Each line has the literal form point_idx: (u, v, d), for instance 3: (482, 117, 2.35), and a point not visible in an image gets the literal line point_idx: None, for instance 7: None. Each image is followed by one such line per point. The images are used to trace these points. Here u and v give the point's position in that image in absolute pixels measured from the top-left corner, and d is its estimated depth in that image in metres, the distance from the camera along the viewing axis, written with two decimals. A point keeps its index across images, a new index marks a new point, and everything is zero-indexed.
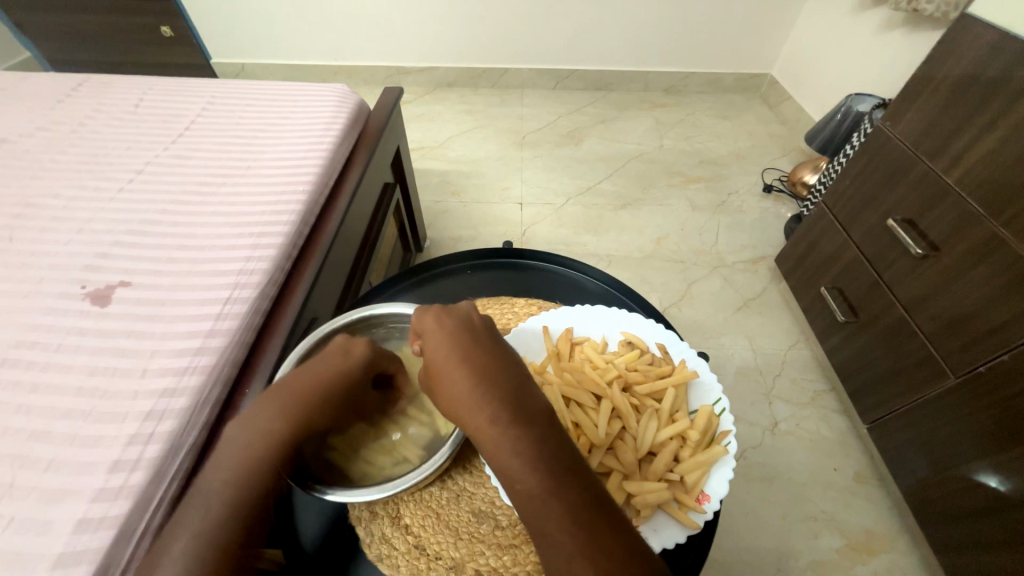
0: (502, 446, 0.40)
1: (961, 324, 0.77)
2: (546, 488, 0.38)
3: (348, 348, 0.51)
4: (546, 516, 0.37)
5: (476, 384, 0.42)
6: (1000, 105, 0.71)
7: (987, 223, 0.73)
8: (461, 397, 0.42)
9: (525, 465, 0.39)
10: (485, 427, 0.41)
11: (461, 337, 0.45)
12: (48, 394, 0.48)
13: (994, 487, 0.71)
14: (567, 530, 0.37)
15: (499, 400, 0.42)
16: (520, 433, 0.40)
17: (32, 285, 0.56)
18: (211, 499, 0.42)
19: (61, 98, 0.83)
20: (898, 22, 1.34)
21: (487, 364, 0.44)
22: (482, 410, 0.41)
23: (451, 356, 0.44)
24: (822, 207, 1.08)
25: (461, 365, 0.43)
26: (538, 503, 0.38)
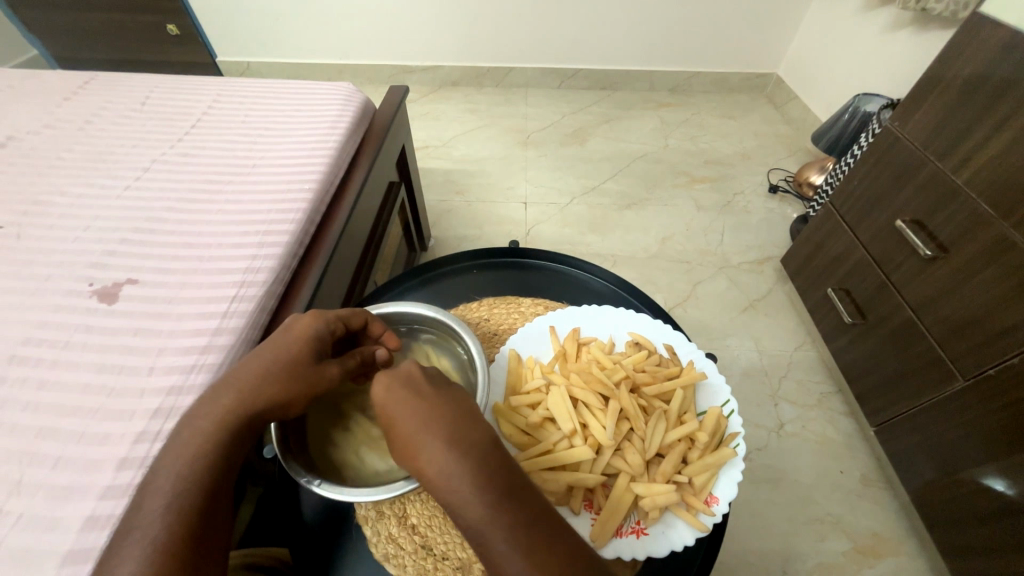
0: (447, 476, 0.39)
1: (970, 326, 0.76)
2: (495, 513, 0.37)
3: (290, 327, 0.48)
4: (496, 542, 0.37)
5: (421, 411, 0.42)
6: (1009, 106, 0.71)
7: (996, 224, 0.72)
8: (409, 426, 0.41)
9: (473, 492, 0.38)
10: (431, 456, 0.40)
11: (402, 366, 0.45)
12: (56, 392, 0.48)
13: (1001, 491, 0.71)
14: (518, 554, 0.36)
15: (442, 427, 0.41)
16: (466, 459, 0.39)
17: (40, 282, 0.56)
18: (166, 485, 0.40)
19: (68, 96, 0.83)
20: (906, 22, 1.34)
21: (429, 392, 0.43)
22: (427, 438, 0.40)
23: (396, 387, 0.43)
24: (829, 208, 1.07)
25: (406, 396, 0.43)
26: (486, 529, 0.37)
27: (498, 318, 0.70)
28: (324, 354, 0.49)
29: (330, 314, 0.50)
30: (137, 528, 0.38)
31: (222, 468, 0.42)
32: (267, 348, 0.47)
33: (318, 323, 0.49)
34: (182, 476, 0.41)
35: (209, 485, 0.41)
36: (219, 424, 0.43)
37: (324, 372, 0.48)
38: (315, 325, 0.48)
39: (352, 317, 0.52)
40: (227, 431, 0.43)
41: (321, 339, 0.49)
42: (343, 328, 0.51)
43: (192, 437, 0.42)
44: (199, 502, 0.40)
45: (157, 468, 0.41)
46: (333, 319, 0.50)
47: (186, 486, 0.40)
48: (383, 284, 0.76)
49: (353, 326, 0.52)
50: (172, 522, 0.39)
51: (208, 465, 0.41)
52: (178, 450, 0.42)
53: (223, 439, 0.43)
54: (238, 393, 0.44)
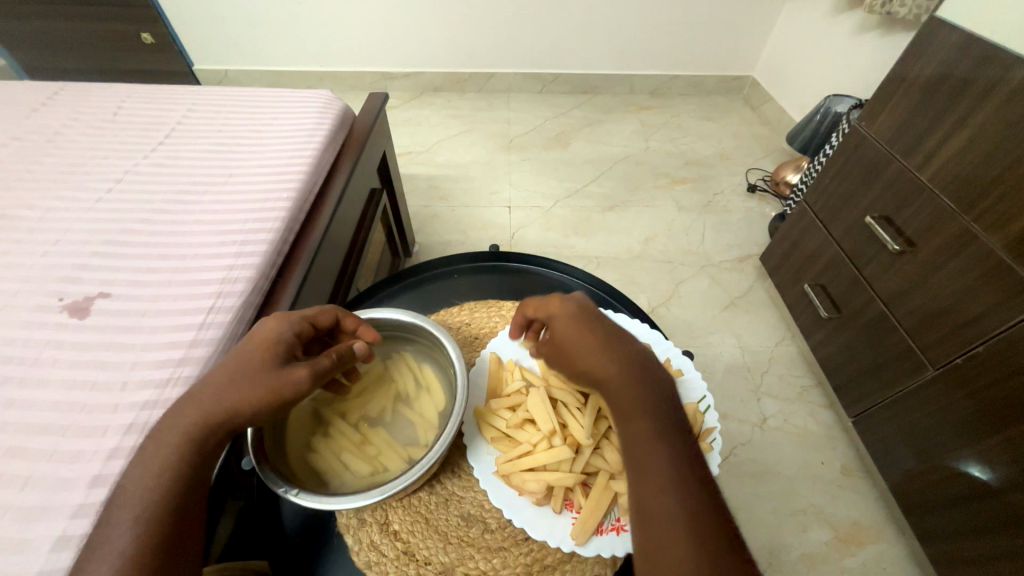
0: (626, 394, 0.44)
1: (938, 317, 0.78)
2: (661, 433, 0.42)
3: (257, 334, 0.48)
4: (653, 453, 0.41)
5: (607, 345, 0.47)
6: (967, 104, 0.73)
7: (959, 219, 0.74)
8: (591, 351, 0.46)
9: (648, 413, 0.43)
10: (614, 377, 0.45)
11: (589, 313, 0.50)
12: (25, 410, 0.47)
13: (977, 476, 0.73)
14: (673, 471, 0.40)
15: (628, 361, 0.46)
16: (643, 389, 0.45)
17: (9, 297, 0.55)
18: (137, 499, 0.40)
19: (38, 107, 0.82)
20: (872, 24, 1.38)
21: (615, 337, 0.48)
22: (612, 361, 0.46)
23: (588, 324, 0.48)
24: (803, 206, 1.10)
25: (596, 333, 0.48)
26: (651, 440, 0.42)
27: (480, 321, 0.71)
28: (292, 356, 0.48)
29: (293, 316, 0.49)
30: (108, 544, 0.38)
31: (192, 480, 0.42)
32: (231, 356, 0.46)
33: (279, 325, 0.48)
34: (150, 490, 0.40)
35: (177, 498, 0.40)
36: (185, 436, 0.42)
37: (291, 373, 0.45)
38: (277, 327, 0.47)
39: (319, 316, 0.51)
40: (197, 442, 0.42)
41: (285, 341, 0.48)
42: (310, 328, 0.50)
43: (164, 449, 0.42)
44: (168, 515, 0.40)
45: (128, 482, 0.41)
46: (297, 321, 0.49)
47: (154, 500, 0.40)
48: (365, 291, 0.76)
49: (322, 324, 0.51)
50: (139, 537, 0.38)
51: (176, 478, 0.41)
52: (144, 465, 0.41)
53: (190, 452, 0.42)
54: (208, 404, 0.43)
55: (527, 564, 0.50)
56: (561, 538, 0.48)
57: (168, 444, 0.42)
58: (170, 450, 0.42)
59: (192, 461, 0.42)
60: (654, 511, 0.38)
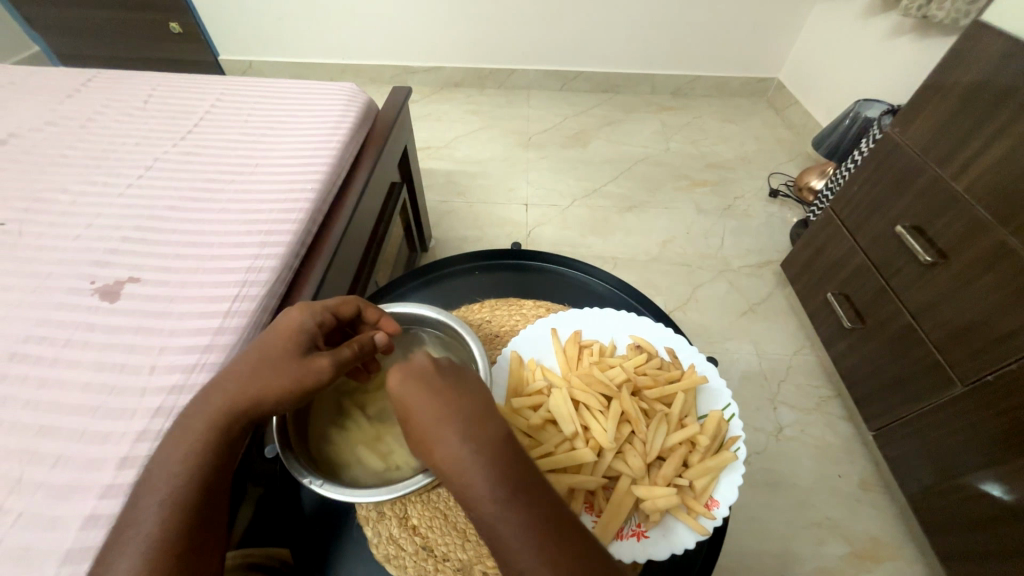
0: (473, 484, 0.39)
1: (968, 332, 0.76)
2: (525, 525, 0.37)
3: (279, 323, 0.47)
4: (522, 554, 0.37)
5: (449, 419, 0.41)
6: (1010, 113, 0.71)
7: (995, 231, 0.72)
8: (433, 429, 0.41)
9: (501, 503, 0.38)
10: (453, 463, 0.39)
11: (415, 368, 0.44)
12: (57, 390, 0.48)
13: (999, 496, 0.71)
14: (544, 570, 0.36)
15: (473, 436, 0.40)
16: (486, 463, 0.39)
17: (42, 279, 0.56)
18: (164, 483, 0.40)
19: (71, 93, 0.83)
20: (906, 28, 1.34)
21: (442, 398, 0.42)
22: (450, 439, 0.40)
23: (426, 393, 0.42)
24: (829, 213, 1.07)
25: (431, 404, 0.42)
26: (516, 538, 0.37)
27: (500, 319, 0.70)
28: (314, 347, 0.48)
29: (317, 305, 0.49)
30: (135, 527, 0.39)
31: (216, 466, 0.42)
32: (254, 345, 0.46)
33: (304, 315, 0.48)
34: (176, 474, 0.41)
35: (202, 484, 0.41)
36: (210, 423, 0.42)
37: (313, 364, 0.46)
38: (300, 318, 0.47)
39: (342, 307, 0.51)
40: (223, 430, 0.43)
41: (307, 331, 0.47)
42: (332, 319, 0.50)
43: (192, 435, 0.42)
44: (194, 499, 0.40)
45: (155, 466, 0.41)
46: (320, 311, 0.48)
47: (179, 484, 0.40)
48: (386, 284, 0.76)
49: (344, 315, 0.51)
50: (165, 520, 0.39)
51: (203, 465, 0.41)
52: (170, 450, 0.42)
53: (215, 438, 0.42)
54: (234, 394, 0.43)
55: None
56: None
57: (195, 430, 0.42)
58: (197, 437, 0.42)
59: (218, 449, 0.42)
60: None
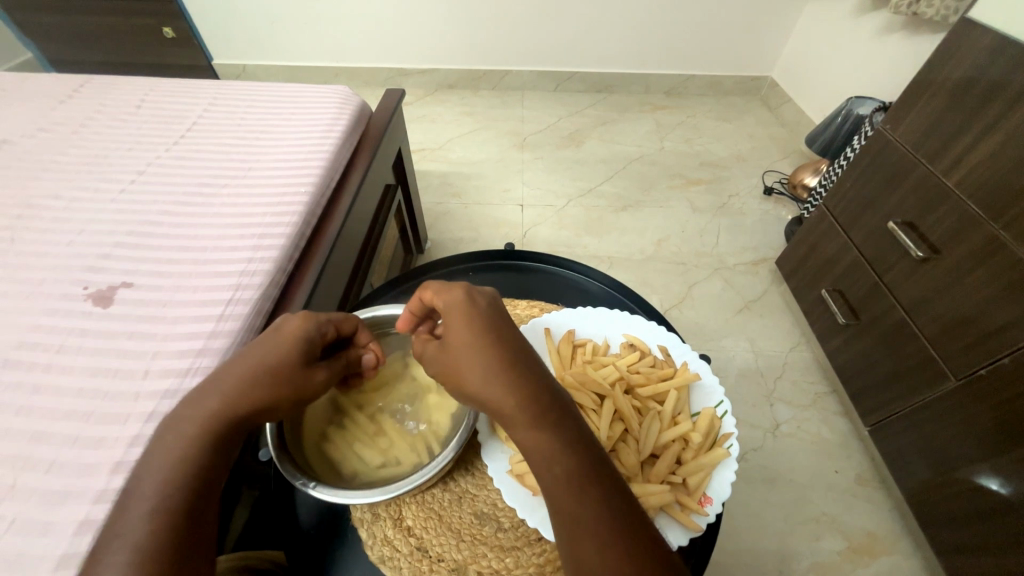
0: (535, 427, 0.39)
1: (962, 326, 0.77)
2: (580, 471, 0.37)
3: (280, 327, 0.47)
4: (576, 499, 0.36)
5: (506, 368, 0.40)
6: (999, 107, 0.72)
7: (987, 226, 0.73)
8: (489, 373, 0.40)
9: (561, 445, 0.38)
10: (524, 408, 0.39)
11: (491, 313, 0.44)
12: (50, 395, 0.48)
13: (996, 490, 0.71)
14: (600, 515, 0.35)
15: (535, 385, 0.40)
16: (553, 412, 0.39)
17: (35, 285, 0.56)
18: (154, 493, 0.40)
19: (63, 99, 0.83)
20: (897, 25, 1.35)
21: (517, 346, 0.42)
22: (518, 386, 0.40)
23: (484, 339, 0.42)
24: (823, 210, 1.08)
25: (491, 351, 0.41)
26: (571, 482, 0.37)
27: None
28: (314, 357, 0.48)
29: (321, 316, 0.49)
30: (121, 537, 0.38)
31: (205, 475, 0.41)
32: (254, 347, 0.46)
33: (306, 324, 0.47)
34: (164, 484, 0.40)
35: (193, 492, 0.40)
36: (204, 427, 0.42)
37: (312, 375, 0.47)
38: (304, 325, 0.47)
39: (343, 322, 0.51)
40: (212, 435, 0.42)
41: (311, 340, 0.47)
42: (334, 332, 0.50)
43: (178, 443, 0.41)
44: (182, 508, 0.39)
45: (143, 476, 0.41)
46: (324, 321, 0.49)
47: (172, 490, 0.40)
48: (380, 286, 0.76)
49: (345, 331, 0.51)
50: (155, 524, 0.38)
51: (192, 472, 0.41)
52: (162, 460, 0.41)
53: (210, 443, 0.42)
54: (223, 398, 0.43)
55: (541, 565, 0.49)
56: None
57: (183, 436, 0.42)
58: (185, 445, 0.41)
59: (207, 454, 0.41)
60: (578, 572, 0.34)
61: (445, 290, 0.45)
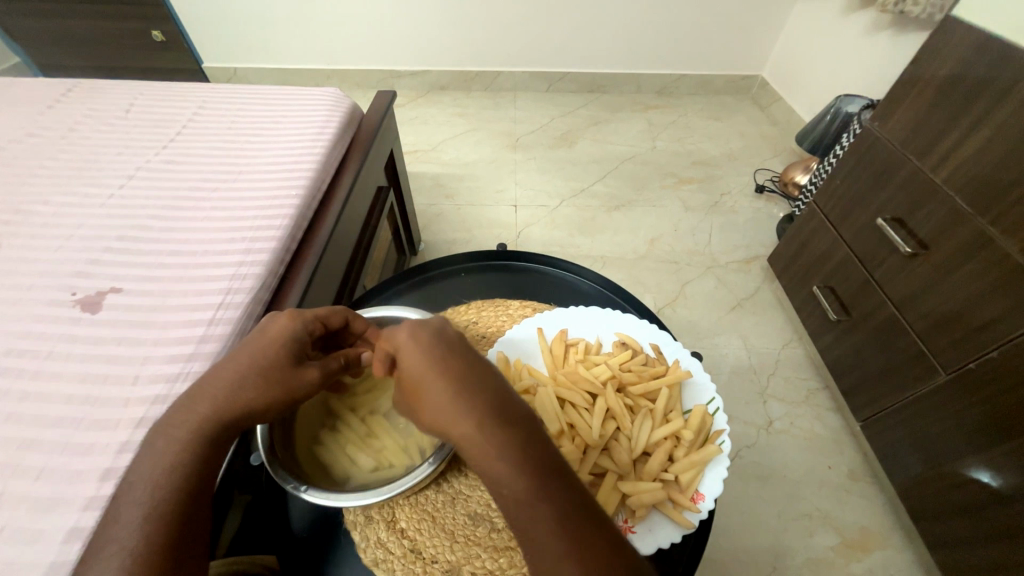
0: (490, 452, 0.38)
1: (951, 321, 0.77)
2: (539, 490, 0.36)
3: (265, 329, 0.47)
4: (536, 521, 0.35)
5: (454, 402, 0.39)
6: (985, 104, 0.73)
7: (974, 221, 0.74)
8: (440, 406, 0.39)
9: (515, 477, 0.37)
10: (474, 441, 0.38)
11: (439, 342, 0.43)
12: (39, 402, 0.48)
13: (987, 483, 0.72)
14: (561, 546, 0.34)
15: (488, 413, 0.39)
16: (508, 443, 0.38)
17: (22, 291, 0.56)
18: (147, 498, 0.39)
19: (50, 103, 0.83)
20: (884, 24, 1.36)
21: (466, 374, 0.41)
22: (468, 420, 0.39)
23: (433, 372, 0.41)
24: (813, 207, 1.09)
25: (442, 376, 0.40)
26: (531, 505, 0.36)
27: (487, 320, 0.70)
28: (304, 356, 0.48)
29: (307, 314, 0.48)
30: (116, 544, 0.38)
31: (201, 478, 0.41)
32: (240, 351, 0.45)
33: (293, 324, 0.47)
34: (157, 489, 0.40)
35: (188, 496, 0.40)
36: (196, 431, 0.42)
37: (304, 374, 0.46)
38: (291, 326, 0.47)
39: (331, 316, 0.50)
40: (204, 440, 0.42)
41: (299, 340, 0.47)
42: (322, 328, 0.50)
43: (169, 448, 0.41)
44: (180, 512, 0.39)
45: (135, 480, 0.40)
46: (310, 319, 0.48)
47: (165, 495, 0.40)
48: (373, 289, 0.76)
49: (333, 325, 0.51)
50: (150, 531, 0.38)
51: (186, 477, 0.40)
52: (153, 465, 0.41)
53: (202, 447, 0.41)
54: (213, 402, 0.43)
55: None
56: None
57: (173, 441, 0.41)
58: (175, 450, 0.41)
59: (199, 459, 0.41)
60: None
61: (395, 329, 0.44)
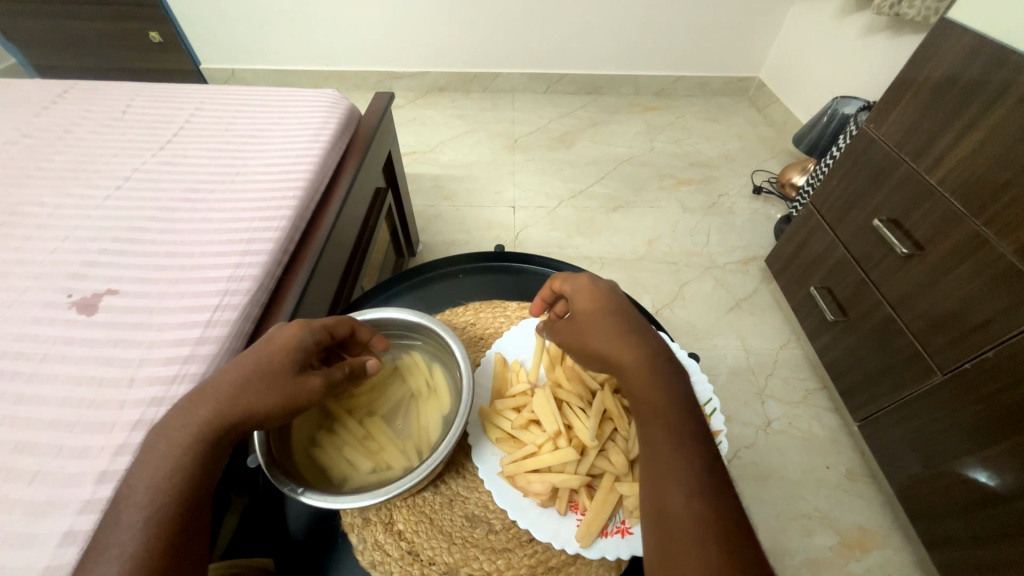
0: (653, 386, 0.44)
1: (947, 321, 0.78)
2: (686, 435, 0.42)
3: (275, 336, 0.47)
4: (676, 457, 0.40)
5: (624, 331, 0.47)
6: (979, 107, 0.73)
7: (969, 222, 0.74)
8: (609, 334, 0.47)
9: (666, 403, 0.43)
10: (635, 368, 0.45)
11: (615, 295, 0.51)
12: (33, 405, 0.48)
13: (983, 482, 0.72)
14: (690, 468, 0.40)
15: (648, 349, 0.46)
16: (657, 377, 0.45)
17: (17, 293, 0.55)
18: (146, 501, 0.39)
19: (46, 104, 0.82)
20: (880, 26, 1.37)
21: (635, 321, 0.49)
22: (631, 350, 0.46)
23: (608, 310, 0.49)
24: (810, 208, 1.09)
25: (622, 322, 0.48)
26: (677, 442, 0.41)
27: (485, 322, 0.71)
28: (308, 364, 0.48)
29: (315, 323, 0.49)
30: (112, 549, 0.38)
31: (200, 484, 0.41)
32: (248, 356, 0.46)
33: (300, 333, 0.47)
34: (156, 494, 0.40)
35: (187, 501, 0.40)
36: (197, 436, 0.41)
37: (306, 382, 0.46)
38: (299, 334, 0.47)
39: (338, 326, 0.51)
40: (203, 444, 0.41)
41: (305, 348, 0.48)
42: (329, 337, 0.50)
43: (168, 452, 0.41)
44: (177, 517, 0.39)
45: (135, 485, 0.41)
46: (318, 329, 0.49)
47: (164, 500, 0.39)
48: (370, 291, 0.76)
49: (339, 334, 0.51)
50: (148, 534, 0.38)
51: (184, 482, 0.40)
52: (152, 470, 0.40)
53: (201, 452, 0.41)
54: (215, 405, 0.43)
55: (532, 567, 0.49)
56: (565, 540, 0.48)
57: (173, 445, 0.41)
58: (174, 454, 0.41)
59: (196, 464, 0.41)
60: (674, 518, 0.37)
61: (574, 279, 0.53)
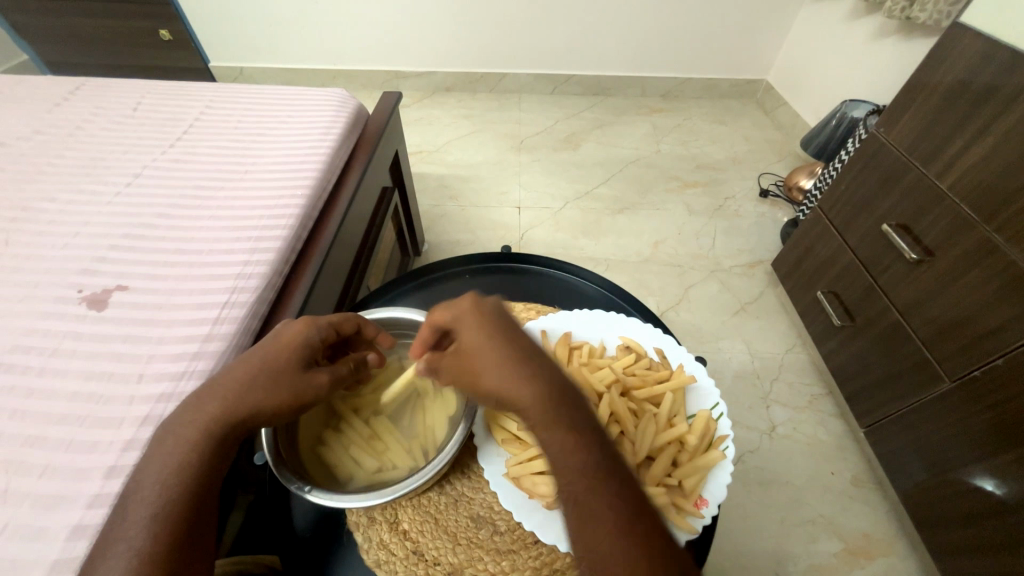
0: (561, 425, 0.39)
1: (955, 328, 0.77)
2: (607, 475, 0.38)
3: (280, 333, 0.47)
4: (602, 505, 0.36)
5: (517, 363, 0.41)
6: (991, 112, 0.72)
7: (979, 228, 0.73)
8: (498, 370, 0.41)
9: (576, 443, 0.39)
10: (532, 408, 0.40)
11: (498, 316, 0.45)
12: (43, 400, 0.48)
13: (990, 491, 0.72)
14: (616, 514, 0.36)
15: (548, 379, 0.41)
16: (564, 413, 0.40)
17: (28, 288, 0.56)
18: (153, 496, 0.40)
19: (58, 101, 0.83)
20: (891, 29, 1.36)
21: (524, 348, 0.43)
22: (528, 387, 0.40)
23: (494, 340, 0.43)
24: (818, 212, 1.08)
25: (510, 350, 0.42)
26: (599, 487, 0.37)
27: None
28: (313, 361, 0.48)
29: (322, 320, 0.49)
30: (119, 543, 0.38)
31: (206, 479, 0.41)
32: (254, 353, 0.46)
33: (307, 330, 0.48)
34: (164, 488, 0.40)
35: (193, 496, 0.40)
36: (205, 431, 0.42)
37: (313, 379, 0.46)
38: (305, 331, 0.47)
39: (343, 323, 0.51)
40: (210, 439, 0.42)
41: (311, 344, 0.48)
42: (335, 334, 0.50)
43: (177, 447, 0.41)
44: (184, 512, 0.39)
45: (143, 479, 0.41)
46: (324, 326, 0.49)
47: (171, 496, 0.40)
48: (376, 290, 0.76)
49: (345, 332, 0.51)
50: (156, 529, 0.38)
51: (191, 477, 0.40)
52: (160, 465, 0.41)
53: (209, 448, 0.42)
54: (222, 401, 0.43)
55: (537, 569, 0.49)
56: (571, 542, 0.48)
57: (182, 441, 0.41)
58: (183, 449, 0.41)
59: (203, 459, 0.41)
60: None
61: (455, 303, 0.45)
